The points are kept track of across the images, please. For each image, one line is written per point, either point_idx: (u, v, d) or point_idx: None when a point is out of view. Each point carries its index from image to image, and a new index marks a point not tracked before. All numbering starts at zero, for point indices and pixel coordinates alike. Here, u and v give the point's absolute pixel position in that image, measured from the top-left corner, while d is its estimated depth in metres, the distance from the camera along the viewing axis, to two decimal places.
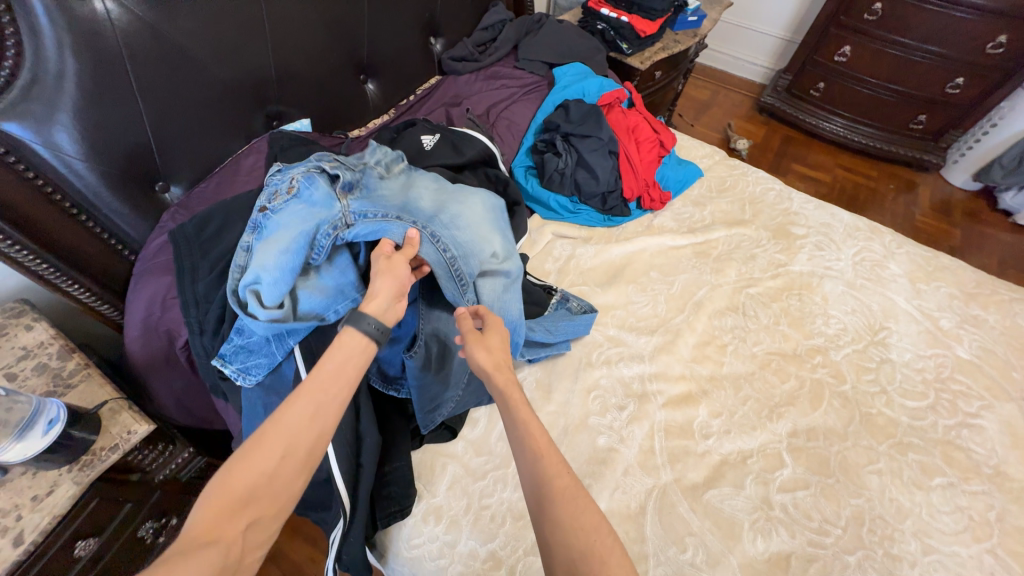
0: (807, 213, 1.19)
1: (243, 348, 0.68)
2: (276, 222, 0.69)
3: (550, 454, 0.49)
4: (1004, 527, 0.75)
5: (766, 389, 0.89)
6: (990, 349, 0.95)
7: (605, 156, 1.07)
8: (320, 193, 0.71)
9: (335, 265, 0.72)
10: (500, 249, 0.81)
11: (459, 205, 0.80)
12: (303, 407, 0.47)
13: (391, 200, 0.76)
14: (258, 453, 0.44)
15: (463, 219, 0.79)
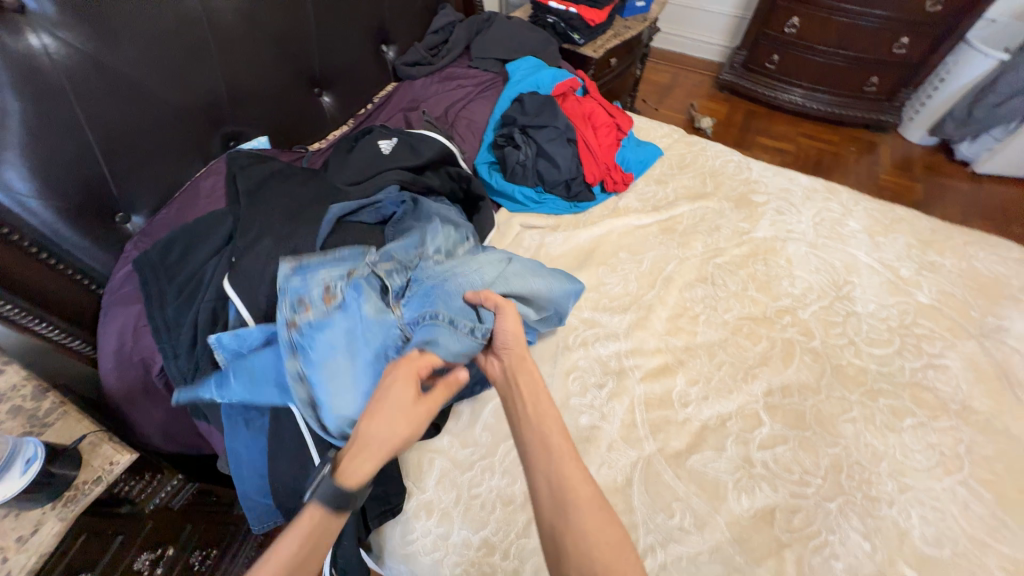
0: (766, 181, 1.22)
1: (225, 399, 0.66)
2: (337, 351, 0.64)
3: (577, 480, 0.54)
4: (974, 458, 0.78)
5: (739, 352, 0.91)
6: (949, 291, 0.99)
7: (564, 145, 1.09)
8: (367, 303, 0.68)
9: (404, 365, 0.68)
10: (549, 299, 0.84)
11: (505, 267, 0.80)
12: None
13: (450, 289, 0.73)
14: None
15: (514, 281, 0.79)
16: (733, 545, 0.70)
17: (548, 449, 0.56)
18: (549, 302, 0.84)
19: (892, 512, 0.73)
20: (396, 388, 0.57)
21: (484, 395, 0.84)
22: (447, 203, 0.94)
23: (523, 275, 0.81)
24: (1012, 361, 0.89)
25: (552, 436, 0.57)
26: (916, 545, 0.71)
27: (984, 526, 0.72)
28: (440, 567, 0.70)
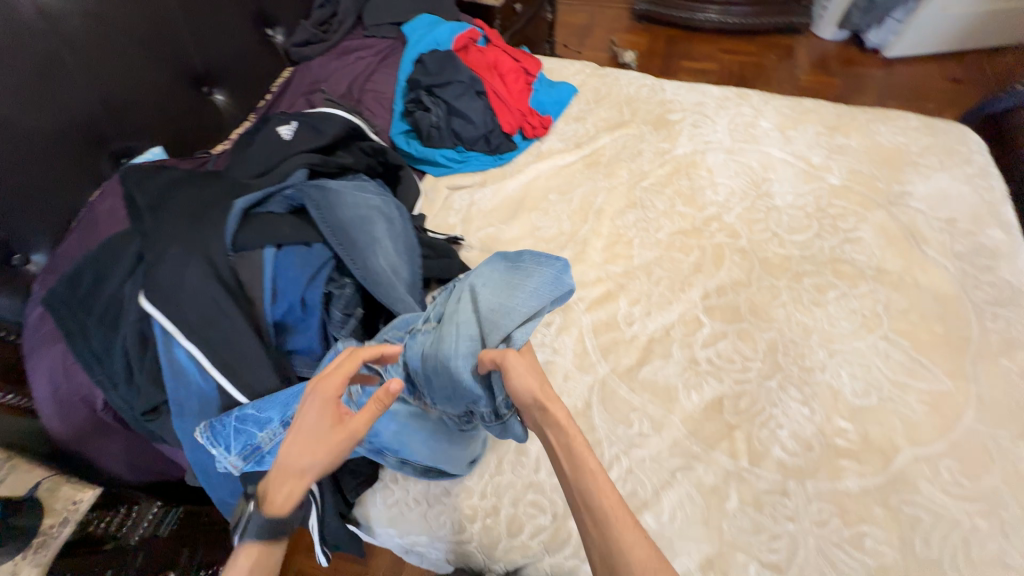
0: (680, 99, 1.24)
1: (253, 462, 0.66)
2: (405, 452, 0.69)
3: (630, 540, 0.46)
4: (892, 313, 0.85)
5: (675, 266, 0.95)
6: (857, 169, 1.05)
7: (473, 98, 1.08)
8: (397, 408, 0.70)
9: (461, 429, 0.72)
10: (546, 290, 0.66)
11: (483, 297, 0.67)
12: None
13: (445, 368, 0.64)
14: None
15: (501, 308, 0.65)
16: (689, 437, 0.75)
17: (596, 516, 0.48)
18: (551, 294, 0.66)
19: (825, 376, 0.80)
20: (312, 413, 0.53)
21: None
22: (366, 180, 0.90)
23: (507, 291, 0.67)
24: (916, 221, 0.96)
25: (601, 498, 0.48)
26: (848, 399, 0.78)
27: (904, 370, 0.79)
28: (424, 520, 0.73)
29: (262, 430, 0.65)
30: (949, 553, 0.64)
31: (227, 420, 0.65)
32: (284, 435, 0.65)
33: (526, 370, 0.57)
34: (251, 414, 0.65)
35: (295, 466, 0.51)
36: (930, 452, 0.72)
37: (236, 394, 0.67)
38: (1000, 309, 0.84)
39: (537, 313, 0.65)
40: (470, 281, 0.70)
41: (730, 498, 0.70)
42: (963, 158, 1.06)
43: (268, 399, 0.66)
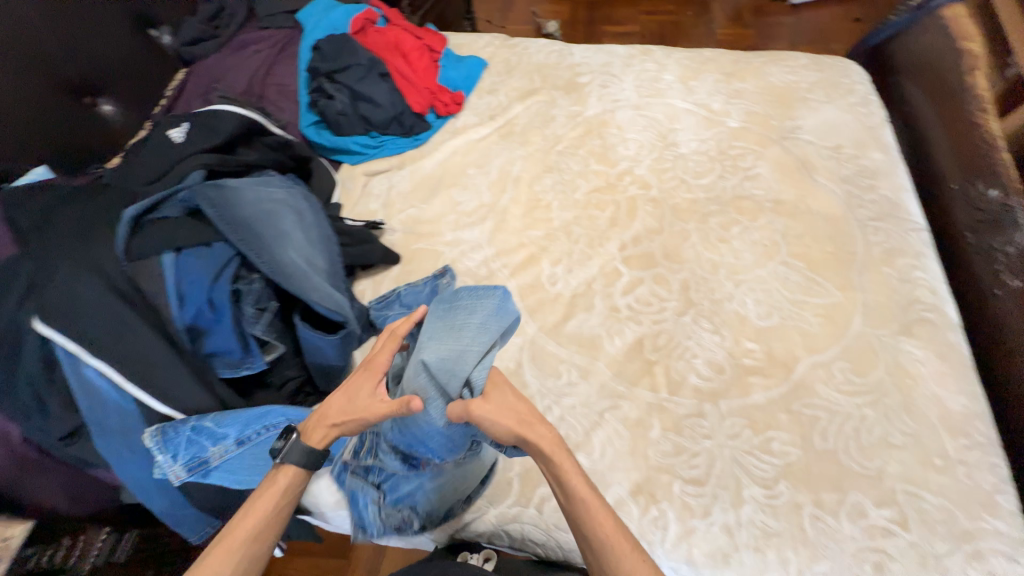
0: (588, 61, 1.26)
1: (197, 473, 0.66)
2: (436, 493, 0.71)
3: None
4: (788, 240, 0.92)
5: (592, 223, 0.99)
6: (753, 110, 1.10)
7: (377, 81, 1.08)
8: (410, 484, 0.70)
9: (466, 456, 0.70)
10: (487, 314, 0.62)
11: (430, 346, 0.60)
12: (246, 516, 0.56)
13: (417, 424, 0.62)
14: (215, 546, 0.54)
15: (453, 353, 0.59)
16: (614, 379, 0.80)
17: (593, 544, 0.55)
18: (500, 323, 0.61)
19: (733, 305, 0.86)
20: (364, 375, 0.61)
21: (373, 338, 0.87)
22: (272, 176, 0.89)
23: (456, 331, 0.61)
24: (807, 152, 1.02)
25: (610, 542, 0.54)
26: (754, 323, 0.84)
27: (801, 289, 0.86)
28: None
29: (214, 445, 0.66)
30: (843, 443, 0.72)
31: (182, 428, 0.66)
32: (236, 454, 0.67)
33: (499, 412, 0.56)
34: (208, 425, 0.67)
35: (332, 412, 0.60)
36: (825, 358, 0.79)
37: (158, 406, 0.67)
38: (880, 223, 0.92)
39: (491, 348, 0.60)
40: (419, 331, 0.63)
41: (653, 427, 0.75)
42: (846, 89, 1.13)
43: (230, 415, 0.69)
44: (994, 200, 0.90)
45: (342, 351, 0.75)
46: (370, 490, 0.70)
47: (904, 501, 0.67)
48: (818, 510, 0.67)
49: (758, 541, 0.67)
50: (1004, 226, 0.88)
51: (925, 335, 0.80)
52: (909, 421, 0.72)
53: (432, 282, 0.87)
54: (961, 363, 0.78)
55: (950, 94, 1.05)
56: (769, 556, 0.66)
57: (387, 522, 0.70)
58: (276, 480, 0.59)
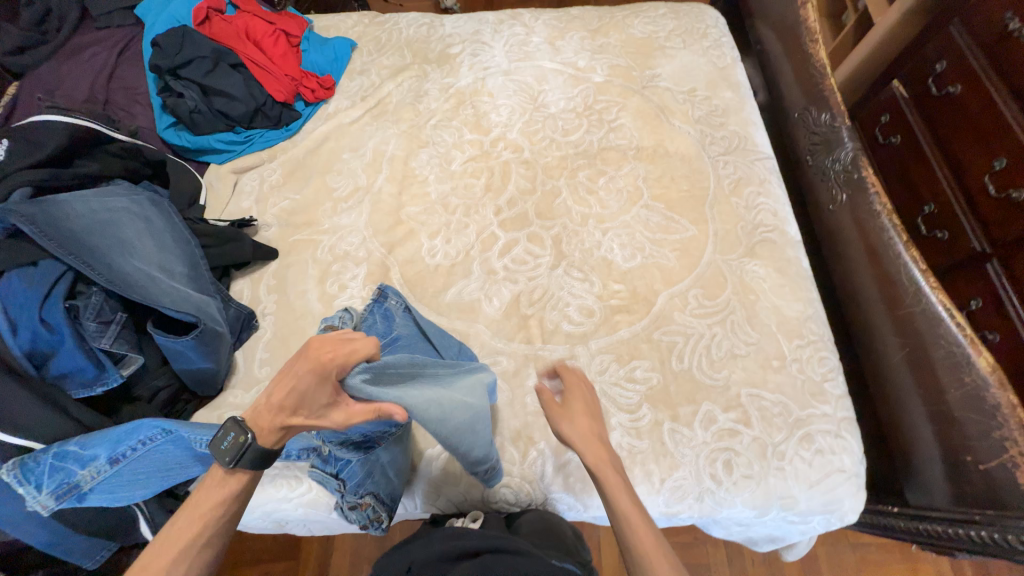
0: (458, 30, 1.24)
1: (70, 499, 0.63)
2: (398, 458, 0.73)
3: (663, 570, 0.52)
4: (649, 184, 0.97)
5: (468, 192, 1.00)
6: (616, 64, 1.14)
7: (231, 74, 1.04)
8: (367, 464, 0.70)
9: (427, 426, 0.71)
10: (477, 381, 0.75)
11: (462, 406, 0.64)
12: (187, 526, 0.50)
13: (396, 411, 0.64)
14: (153, 560, 0.48)
15: (477, 407, 0.67)
16: (492, 338, 0.84)
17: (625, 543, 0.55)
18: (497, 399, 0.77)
19: (601, 252, 0.91)
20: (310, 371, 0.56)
21: (256, 336, 0.87)
22: (116, 184, 0.86)
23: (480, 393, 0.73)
24: (665, 99, 1.08)
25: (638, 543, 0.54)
26: (619, 266, 0.89)
27: (660, 228, 0.92)
28: (261, 489, 0.77)
29: (84, 467, 0.63)
30: (695, 361, 0.79)
31: (43, 457, 0.62)
32: (109, 473, 0.64)
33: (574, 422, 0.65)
34: (74, 449, 0.63)
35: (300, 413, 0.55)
36: (681, 288, 0.85)
37: (7, 439, 0.62)
38: (730, 157, 0.99)
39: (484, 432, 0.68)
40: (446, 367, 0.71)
41: (530, 375, 0.80)
42: (701, 33, 1.17)
43: (97, 434, 0.65)
44: (825, 122, 0.98)
45: (204, 351, 0.74)
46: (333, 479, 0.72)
47: (747, 402, 0.75)
48: (675, 424, 0.75)
49: (625, 460, 0.74)
50: (833, 145, 0.95)
51: (767, 254, 0.88)
52: (751, 332, 0.81)
53: (380, 309, 0.77)
54: (799, 275, 0.86)
55: (790, 28, 1.12)
56: (635, 472, 0.73)
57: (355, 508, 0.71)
58: (224, 485, 0.54)
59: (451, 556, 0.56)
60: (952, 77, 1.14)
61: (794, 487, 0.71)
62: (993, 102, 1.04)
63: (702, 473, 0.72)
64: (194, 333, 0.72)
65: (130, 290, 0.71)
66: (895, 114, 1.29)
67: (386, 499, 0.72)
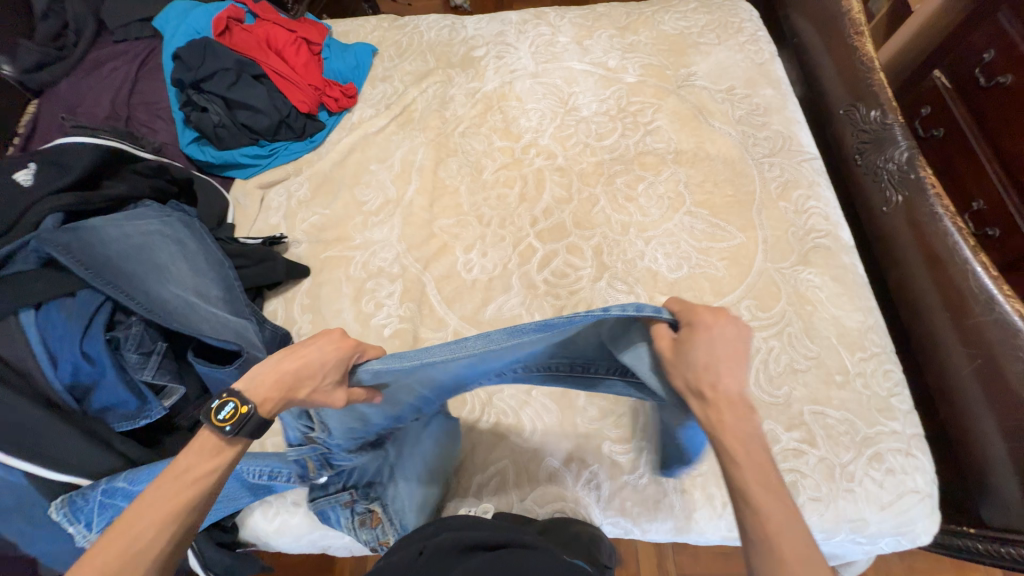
0: (481, 32, 1.20)
1: None
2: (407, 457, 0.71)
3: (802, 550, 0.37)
4: (691, 189, 0.93)
5: (501, 202, 0.97)
6: (649, 63, 1.10)
7: (254, 86, 1.01)
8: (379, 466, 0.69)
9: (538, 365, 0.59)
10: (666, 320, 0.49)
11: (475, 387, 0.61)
12: (175, 493, 0.42)
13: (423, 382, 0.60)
14: (131, 529, 0.40)
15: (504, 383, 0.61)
16: None
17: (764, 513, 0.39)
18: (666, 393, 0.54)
19: (645, 261, 0.87)
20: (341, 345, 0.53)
21: None
22: (147, 204, 0.83)
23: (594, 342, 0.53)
24: (702, 98, 1.03)
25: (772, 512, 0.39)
26: (666, 277, 0.86)
27: (706, 236, 0.88)
28: (308, 520, 0.74)
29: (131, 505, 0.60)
30: (752, 377, 0.76)
31: (92, 494, 0.60)
32: None
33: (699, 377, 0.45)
34: (122, 486, 0.60)
35: (305, 386, 0.50)
36: (733, 299, 0.82)
37: (53, 475, 0.59)
38: (775, 158, 0.95)
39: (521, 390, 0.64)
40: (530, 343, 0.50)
41: (579, 395, 0.77)
42: (736, 28, 1.12)
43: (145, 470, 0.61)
44: (875, 120, 0.93)
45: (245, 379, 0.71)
46: (339, 492, 0.68)
47: (809, 420, 0.72)
48: None
49: (684, 483, 0.71)
50: (885, 143, 0.91)
51: (821, 261, 0.84)
52: (811, 345, 0.77)
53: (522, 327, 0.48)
54: (856, 282, 0.82)
55: (833, 19, 1.06)
56: (694, 494, 0.70)
57: (365, 525, 0.69)
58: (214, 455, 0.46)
59: (464, 545, 0.53)
60: (1000, 68, 1.08)
61: (865, 510, 0.68)
62: None
63: None
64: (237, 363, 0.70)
65: (165, 319, 0.68)
66: (937, 106, 1.24)
67: (398, 517, 0.70)
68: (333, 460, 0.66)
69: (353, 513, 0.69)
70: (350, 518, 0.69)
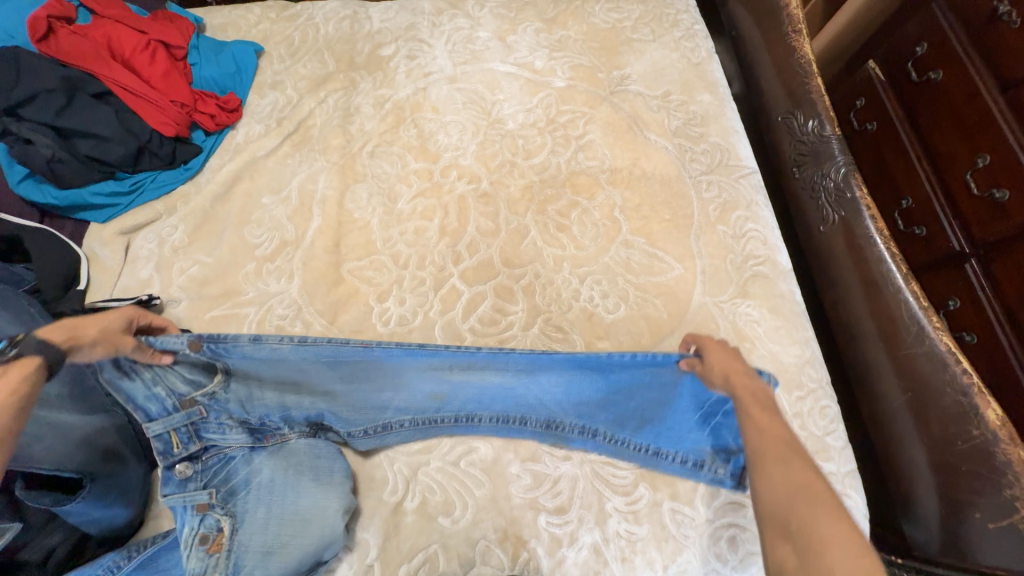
0: (388, 25, 1.03)
1: None
2: (269, 471, 0.66)
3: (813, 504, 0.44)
4: (627, 214, 0.86)
5: (419, 237, 0.85)
6: (579, 64, 0.98)
7: (98, 108, 0.82)
8: (250, 468, 0.66)
9: (475, 403, 0.72)
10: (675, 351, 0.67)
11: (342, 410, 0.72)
12: None
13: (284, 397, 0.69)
14: None
15: (374, 416, 0.72)
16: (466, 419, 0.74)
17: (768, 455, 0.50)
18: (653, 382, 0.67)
19: (579, 300, 0.80)
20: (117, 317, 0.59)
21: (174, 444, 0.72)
22: None
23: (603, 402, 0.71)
24: (637, 107, 0.94)
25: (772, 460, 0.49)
26: (602, 318, 0.79)
27: (643, 268, 0.82)
28: None
29: None
30: None
31: None
32: None
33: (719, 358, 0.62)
34: None
35: (90, 327, 0.55)
36: (670, 341, 0.77)
37: None
38: (712, 175, 0.88)
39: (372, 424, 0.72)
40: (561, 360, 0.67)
41: (510, 462, 0.71)
42: (671, 21, 1.02)
43: None
44: (812, 131, 0.89)
45: (101, 505, 0.60)
46: (196, 494, 0.62)
47: None
48: (675, 503, 0.68)
49: (625, 551, 0.66)
50: (823, 157, 0.86)
51: (759, 292, 0.80)
52: None
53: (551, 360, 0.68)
54: (793, 312, 0.79)
55: (770, 12, 0.99)
56: (636, 563, 0.65)
57: (202, 546, 0.60)
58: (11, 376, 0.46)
59: None
60: (932, 62, 1.01)
61: None
62: (977, 92, 0.93)
63: (708, 554, 0.65)
64: (82, 495, 0.58)
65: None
66: (870, 98, 1.16)
67: (240, 547, 0.60)
68: (202, 433, 0.66)
69: (201, 524, 0.61)
70: (193, 531, 0.61)
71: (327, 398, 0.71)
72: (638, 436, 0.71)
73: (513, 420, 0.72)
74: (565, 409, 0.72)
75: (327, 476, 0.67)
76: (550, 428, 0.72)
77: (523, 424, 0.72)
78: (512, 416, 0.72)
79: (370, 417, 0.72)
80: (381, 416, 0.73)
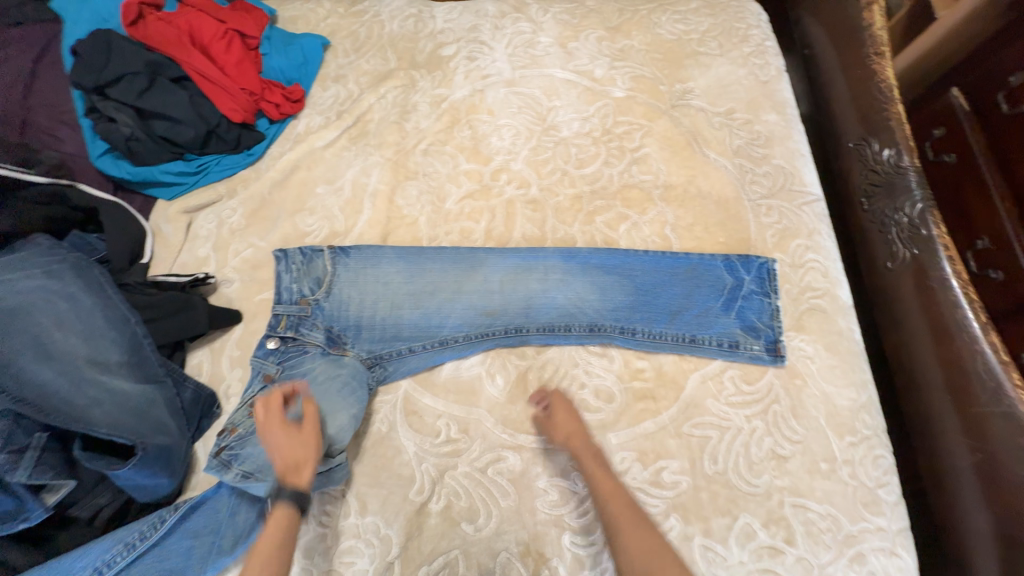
0: (451, 25, 1.04)
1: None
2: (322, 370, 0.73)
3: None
4: (678, 233, 0.83)
5: (464, 238, 0.86)
6: (640, 75, 0.96)
7: (174, 92, 0.86)
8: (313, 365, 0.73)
9: (523, 310, 0.79)
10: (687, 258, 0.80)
11: (401, 327, 0.78)
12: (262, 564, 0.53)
13: (359, 307, 0.78)
14: None
15: (430, 328, 0.78)
16: (497, 426, 0.73)
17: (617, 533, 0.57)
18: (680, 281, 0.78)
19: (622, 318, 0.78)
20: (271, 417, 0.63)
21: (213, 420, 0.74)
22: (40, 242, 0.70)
23: (636, 304, 0.78)
24: (698, 123, 0.91)
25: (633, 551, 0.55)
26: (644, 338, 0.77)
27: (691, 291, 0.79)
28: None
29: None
30: (731, 462, 0.68)
31: None
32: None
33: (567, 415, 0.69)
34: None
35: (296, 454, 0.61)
36: (714, 369, 0.74)
37: None
38: (772, 200, 0.84)
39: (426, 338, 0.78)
40: (589, 255, 0.81)
41: (538, 476, 0.70)
42: (741, 36, 0.98)
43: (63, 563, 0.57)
44: (888, 160, 0.83)
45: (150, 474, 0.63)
46: (268, 365, 0.73)
47: (788, 514, 0.66)
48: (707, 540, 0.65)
49: None
50: (897, 191, 0.81)
51: (815, 327, 0.75)
52: (796, 427, 0.70)
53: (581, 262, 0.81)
54: (851, 351, 0.74)
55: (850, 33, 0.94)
56: None
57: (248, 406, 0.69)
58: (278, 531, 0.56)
59: None
60: None
61: None
62: None
63: None
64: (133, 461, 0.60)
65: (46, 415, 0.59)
66: (950, 129, 1.07)
67: None
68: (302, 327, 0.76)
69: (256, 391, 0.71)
70: (253, 393, 0.71)
71: (393, 307, 0.79)
72: (674, 327, 0.76)
73: (559, 330, 0.77)
74: (603, 312, 0.78)
75: (350, 392, 0.71)
76: (595, 330, 0.77)
77: (569, 332, 0.77)
78: (562, 327, 0.77)
79: (427, 334, 0.78)
80: (437, 333, 0.78)
